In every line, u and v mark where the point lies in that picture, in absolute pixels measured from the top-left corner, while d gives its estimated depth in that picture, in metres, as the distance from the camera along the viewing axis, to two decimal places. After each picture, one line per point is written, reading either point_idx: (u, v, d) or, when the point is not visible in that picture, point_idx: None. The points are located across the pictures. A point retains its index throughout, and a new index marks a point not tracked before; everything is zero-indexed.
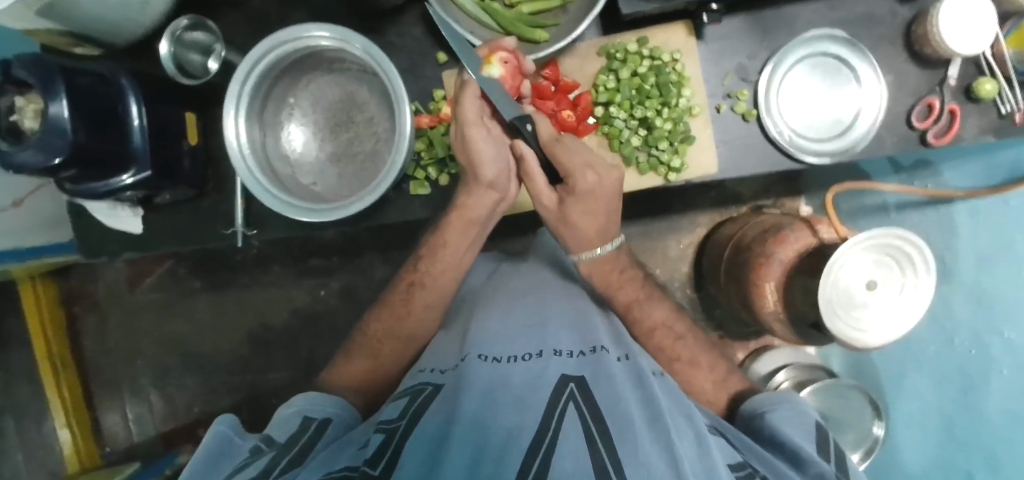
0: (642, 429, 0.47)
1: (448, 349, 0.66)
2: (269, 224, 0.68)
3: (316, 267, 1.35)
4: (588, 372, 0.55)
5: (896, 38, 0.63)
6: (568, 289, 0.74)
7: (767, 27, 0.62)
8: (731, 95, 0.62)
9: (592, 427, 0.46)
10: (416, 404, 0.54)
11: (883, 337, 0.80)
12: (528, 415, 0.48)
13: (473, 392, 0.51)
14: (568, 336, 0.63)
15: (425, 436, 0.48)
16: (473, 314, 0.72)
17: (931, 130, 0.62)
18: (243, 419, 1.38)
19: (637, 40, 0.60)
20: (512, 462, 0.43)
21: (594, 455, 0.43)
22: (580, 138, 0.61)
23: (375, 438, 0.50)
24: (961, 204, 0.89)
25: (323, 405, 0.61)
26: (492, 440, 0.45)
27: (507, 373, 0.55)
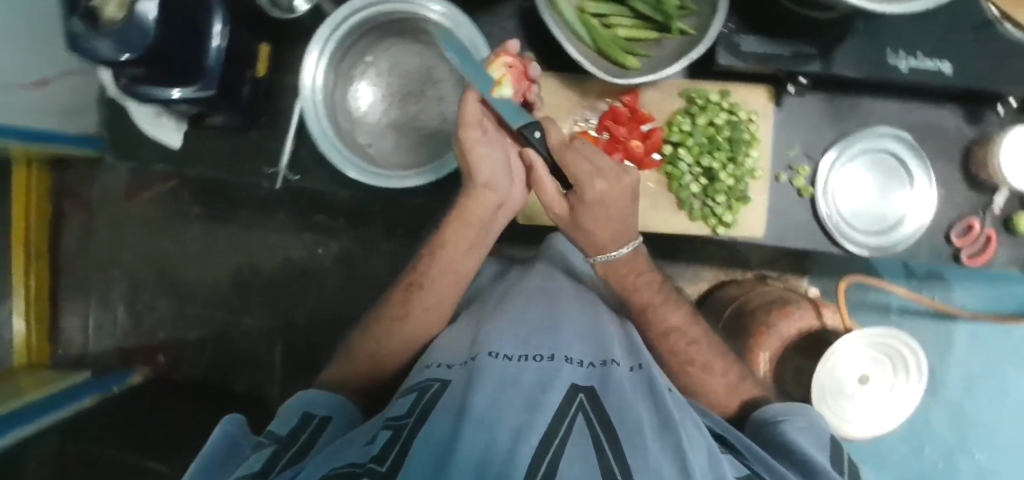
0: (651, 438, 0.48)
1: (456, 344, 0.64)
2: (313, 172, 0.69)
3: (320, 225, 1.33)
4: (597, 383, 0.55)
5: (955, 155, 0.65)
6: (582, 293, 0.72)
7: (842, 112, 0.63)
8: (793, 167, 0.63)
9: (600, 437, 0.47)
10: (424, 402, 0.53)
11: (861, 429, 0.86)
12: (539, 416, 0.48)
13: (485, 391, 0.50)
14: (580, 343, 0.62)
15: (432, 435, 0.46)
16: (488, 311, 0.70)
17: (966, 249, 0.64)
18: (207, 354, 1.35)
19: (720, 91, 0.61)
20: (522, 462, 0.43)
21: (603, 464, 0.44)
22: (642, 171, 0.61)
23: (382, 434, 0.49)
24: (965, 325, 0.95)
25: (323, 402, 0.59)
26: (501, 440, 0.45)
27: (519, 373, 0.54)
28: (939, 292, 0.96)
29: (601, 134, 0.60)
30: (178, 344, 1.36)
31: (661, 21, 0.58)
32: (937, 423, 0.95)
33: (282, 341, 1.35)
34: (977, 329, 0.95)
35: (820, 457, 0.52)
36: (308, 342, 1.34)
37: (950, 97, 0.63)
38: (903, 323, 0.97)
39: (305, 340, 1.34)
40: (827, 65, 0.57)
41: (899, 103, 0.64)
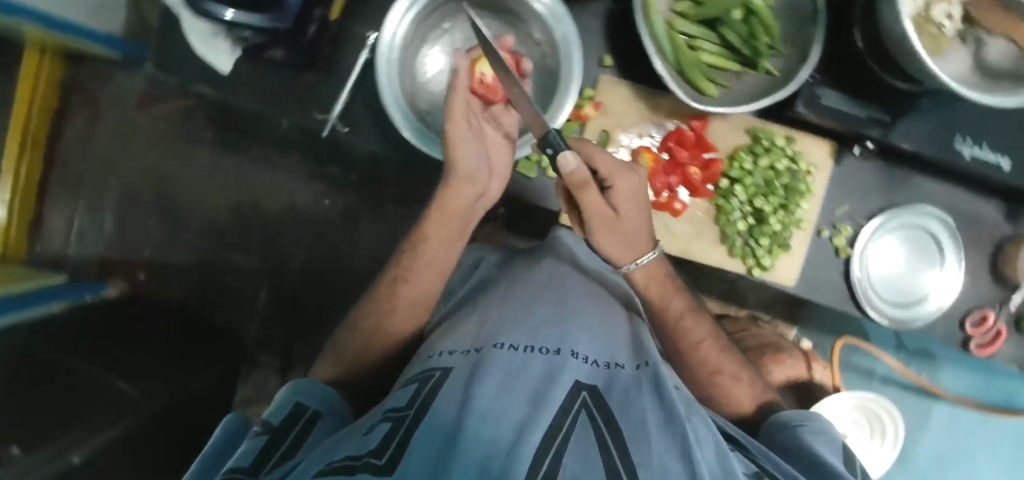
0: (655, 434, 0.44)
1: (462, 333, 0.58)
2: (361, 127, 0.68)
3: (332, 176, 1.28)
4: (601, 383, 0.50)
5: (986, 248, 0.67)
6: (590, 291, 0.67)
7: (895, 184, 0.64)
8: (835, 225, 0.64)
9: (603, 433, 0.42)
10: (426, 391, 0.46)
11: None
12: (546, 411, 0.43)
13: (490, 386, 0.44)
14: (589, 339, 0.56)
15: (436, 425, 0.41)
16: (491, 297, 0.64)
17: (976, 338, 0.66)
18: (190, 282, 1.32)
19: (786, 137, 0.61)
20: (526, 454, 0.37)
21: (608, 463, 0.39)
22: (694, 199, 0.62)
23: (381, 426, 0.42)
24: (943, 405, 0.98)
25: (318, 390, 0.54)
26: (504, 435, 0.39)
27: (524, 365, 0.49)
28: (926, 369, 0.99)
29: (662, 154, 0.61)
30: (161, 266, 1.32)
31: (747, 56, 0.58)
32: None
33: (269, 284, 1.32)
34: (953, 411, 0.98)
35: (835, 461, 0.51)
36: (296, 290, 1.31)
37: (996, 193, 0.64)
38: (884, 391, 1.00)
39: (293, 288, 1.31)
40: (887, 134, 0.57)
41: (947, 187, 0.65)
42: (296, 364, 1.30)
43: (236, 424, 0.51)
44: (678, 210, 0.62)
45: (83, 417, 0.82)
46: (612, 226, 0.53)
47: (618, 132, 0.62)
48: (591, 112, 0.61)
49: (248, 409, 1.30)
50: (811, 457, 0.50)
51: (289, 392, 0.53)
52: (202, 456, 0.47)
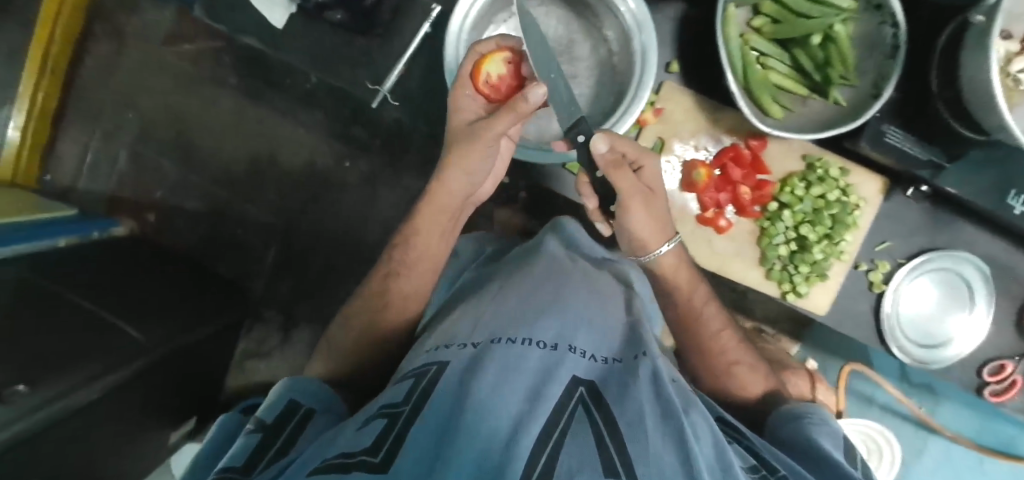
0: (654, 428, 0.40)
1: (460, 324, 0.54)
2: (411, 102, 0.66)
3: (356, 138, 1.26)
4: (599, 379, 0.46)
5: (1016, 299, 0.67)
6: (591, 283, 0.63)
7: (939, 227, 0.64)
8: (874, 260, 0.64)
9: (602, 429, 0.39)
10: (424, 383, 0.44)
11: None
12: (542, 410, 0.39)
13: (485, 383, 0.41)
14: (587, 332, 0.52)
15: (428, 424, 0.38)
16: (493, 289, 0.61)
17: (992, 386, 0.67)
18: (200, 228, 1.30)
19: (841, 169, 0.61)
20: (521, 454, 0.35)
21: (605, 460, 0.36)
22: (740, 218, 0.62)
23: (377, 422, 0.41)
24: (939, 439, 1.00)
25: (312, 387, 0.54)
26: (499, 433, 0.36)
27: (521, 357, 0.45)
28: (927, 402, 1.00)
29: (715, 169, 0.60)
30: (172, 209, 1.30)
31: (818, 83, 0.57)
32: None
33: (279, 240, 1.30)
34: (945, 446, 1.00)
35: (837, 454, 0.50)
36: (306, 249, 1.30)
37: None
38: (881, 419, 1.02)
39: (303, 247, 1.30)
40: (936, 176, 0.58)
41: (988, 235, 0.65)
42: (299, 323, 1.30)
43: (232, 421, 0.52)
44: (723, 227, 0.62)
45: (88, 357, 0.81)
46: (651, 203, 0.54)
47: (673, 141, 0.61)
48: (650, 118, 0.60)
49: (246, 362, 1.30)
50: (813, 452, 0.50)
51: (283, 389, 0.54)
52: (201, 453, 0.48)
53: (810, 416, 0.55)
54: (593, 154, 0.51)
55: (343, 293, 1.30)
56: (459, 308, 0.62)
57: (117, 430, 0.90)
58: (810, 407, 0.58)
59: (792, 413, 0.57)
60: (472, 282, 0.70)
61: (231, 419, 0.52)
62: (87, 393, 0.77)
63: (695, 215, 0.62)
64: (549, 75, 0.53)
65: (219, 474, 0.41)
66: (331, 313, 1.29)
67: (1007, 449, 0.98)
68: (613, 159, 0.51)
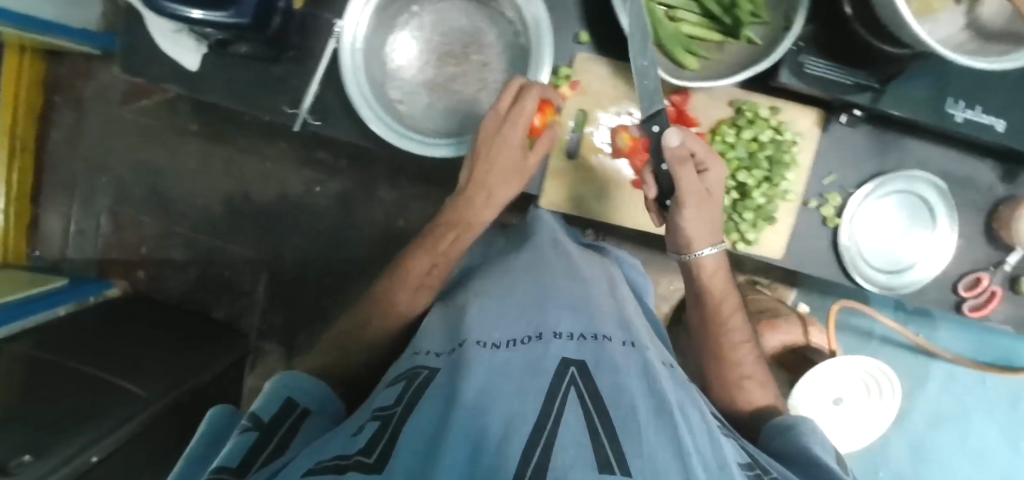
0: (647, 419, 0.39)
1: (442, 330, 0.54)
2: (335, 121, 0.64)
3: (321, 161, 1.26)
4: (589, 358, 0.44)
5: (981, 210, 0.65)
6: (580, 262, 0.62)
7: (884, 149, 0.62)
8: (823, 194, 0.62)
9: (594, 415, 0.38)
10: (415, 388, 0.45)
11: (861, 438, 0.88)
12: (530, 403, 0.38)
13: (472, 382, 0.40)
14: (571, 313, 0.51)
15: (420, 429, 0.38)
16: (475, 287, 0.60)
17: (970, 300, 0.66)
18: (189, 276, 1.32)
19: (771, 108, 0.59)
20: (512, 448, 0.34)
21: (597, 446, 0.34)
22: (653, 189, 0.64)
23: (370, 425, 0.41)
24: (942, 363, 0.98)
25: (308, 385, 0.54)
26: (493, 426, 0.36)
27: (508, 359, 0.44)
28: (925, 328, 0.98)
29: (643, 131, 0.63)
30: (159, 262, 1.32)
31: (730, 24, 0.55)
32: (896, 455, 0.98)
33: (267, 273, 1.31)
34: (955, 371, 0.98)
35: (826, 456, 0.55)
36: (294, 280, 1.31)
37: (994, 152, 0.63)
38: (883, 352, 1.00)
39: (290, 277, 1.31)
40: (875, 100, 0.56)
41: (939, 150, 0.63)
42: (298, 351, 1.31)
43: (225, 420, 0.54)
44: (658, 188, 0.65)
45: (88, 421, 0.85)
46: (708, 201, 0.54)
47: (596, 112, 0.65)
48: (567, 93, 0.63)
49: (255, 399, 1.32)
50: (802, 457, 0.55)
51: (277, 384, 0.54)
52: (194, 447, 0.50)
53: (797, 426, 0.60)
54: (664, 146, 0.50)
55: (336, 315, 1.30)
56: (431, 314, 0.61)
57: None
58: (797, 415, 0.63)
59: (783, 426, 0.61)
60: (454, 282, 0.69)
61: (223, 415, 0.55)
62: (89, 454, 0.79)
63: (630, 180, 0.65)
64: (643, 63, 0.51)
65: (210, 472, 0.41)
66: None
67: (1018, 362, 0.95)
68: (680, 155, 0.51)
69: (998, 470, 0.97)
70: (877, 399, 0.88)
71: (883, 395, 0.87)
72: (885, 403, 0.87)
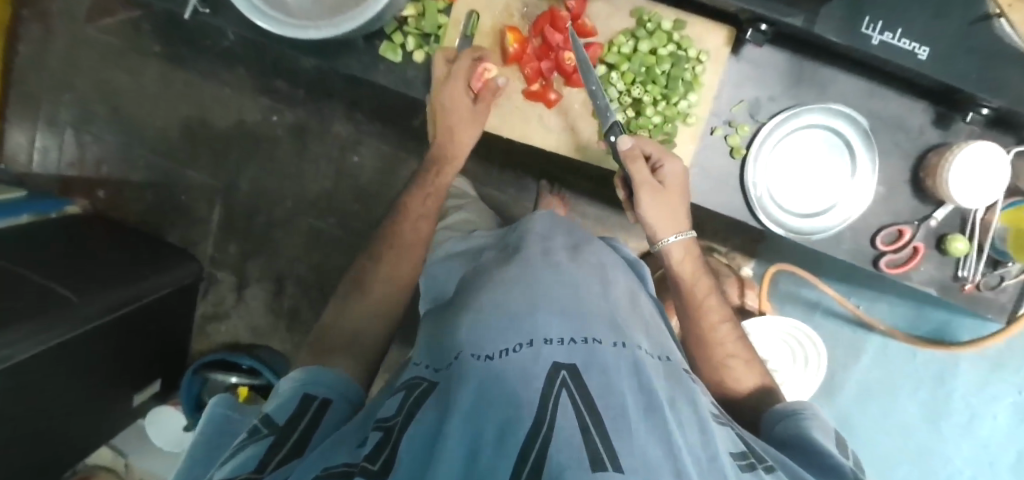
0: (637, 417, 0.38)
1: (434, 334, 0.55)
2: (227, 12, 0.63)
3: (280, 91, 1.25)
4: (580, 360, 0.42)
5: (910, 155, 0.62)
6: (590, 259, 0.59)
7: (800, 79, 0.60)
8: (732, 123, 0.61)
9: (585, 416, 0.37)
10: (415, 397, 0.45)
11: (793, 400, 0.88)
12: (523, 412, 0.37)
13: (467, 393, 0.40)
14: (563, 318, 0.47)
15: (419, 431, 0.39)
16: (467, 296, 0.56)
17: (889, 255, 0.63)
18: (147, 199, 1.32)
19: (674, 20, 0.58)
20: (511, 449, 0.35)
21: (590, 447, 0.34)
22: (547, 107, 0.63)
23: (373, 435, 0.42)
24: (877, 336, 1.00)
25: (326, 379, 0.52)
26: (487, 433, 0.37)
27: (501, 371, 0.42)
28: (866, 300, 0.99)
29: (535, 37, 0.61)
30: (119, 184, 1.33)
31: None
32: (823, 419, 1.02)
33: (222, 202, 1.31)
34: (887, 343, 1.00)
35: (828, 444, 0.50)
36: (249, 210, 1.31)
37: (925, 92, 0.59)
38: (824, 323, 1.03)
39: (246, 208, 1.31)
40: (809, 24, 0.52)
41: (867, 85, 0.60)
42: (251, 282, 1.32)
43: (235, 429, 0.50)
44: (552, 100, 0.62)
45: (29, 316, 0.86)
46: (661, 194, 0.58)
47: (487, 13, 0.62)
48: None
49: (208, 326, 1.34)
50: (802, 444, 0.50)
51: (288, 384, 0.52)
52: (193, 456, 0.48)
53: (802, 412, 0.55)
54: (618, 150, 0.58)
55: (287, 247, 1.31)
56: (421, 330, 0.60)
57: (71, 385, 0.96)
58: (799, 400, 0.57)
59: (783, 412, 0.56)
60: (445, 298, 0.63)
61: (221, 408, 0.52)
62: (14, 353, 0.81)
63: (523, 90, 0.63)
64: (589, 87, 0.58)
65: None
66: (279, 268, 1.32)
67: (950, 338, 0.94)
68: (630, 154, 0.58)
69: (919, 443, 1.00)
70: (803, 368, 0.89)
71: (809, 364, 0.89)
72: (810, 373, 0.88)
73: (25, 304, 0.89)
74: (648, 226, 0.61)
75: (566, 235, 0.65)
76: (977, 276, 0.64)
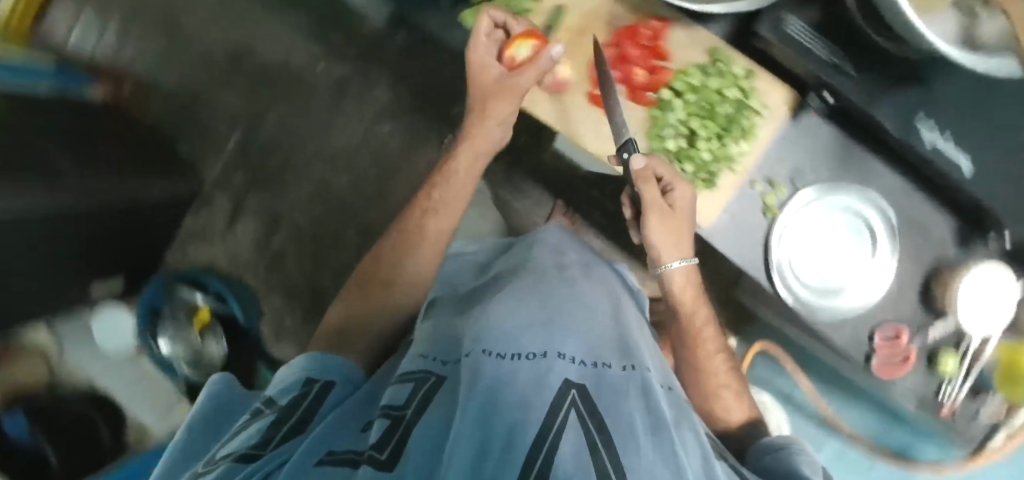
0: (644, 439, 0.37)
1: (444, 335, 0.55)
2: None
3: (334, 44, 1.26)
4: (590, 382, 0.41)
5: (926, 263, 0.64)
6: (611, 294, 0.61)
7: (847, 159, 0.63)
8: (772, 182, 0.63)
9: (593, 434, 0.35)
10: (425, 389, 0.44)
11: None
12: (529, 416, 0.36)
13: (478, 391, 0.38)
14: (578, 338, 0.47)
15: (428, 431, 0.37)
16: (483, 303, 0.57)
17: (879, 354, 0.63)
18: (169, 107, 1.31)
19: (746, 69, 0.61)
20: (518, 456, 0.32)
21: (597, 464, 0.33)
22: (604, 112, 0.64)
23: (380, 421, 0.41)
24: (839, 440, 1.01)
25: (325, 360, 0.54)
26: (497, 434, 0.34)
27: (509, 374, 0.41)
28: (837, 402, 1.01)
29: (613, 47, 0.64)
30: (146, 84, 1.31)
31: None
32: None
33: (242, 132, 1.30)
34: (846, 450, 1.00)
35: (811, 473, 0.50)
36: (266, 147, 1.30)
37: (954, 207, 0.62)
38: (793, 416, 1.02)
39: (264, 144, 1.30)
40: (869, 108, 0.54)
41: (901, 184, 0.63)
42: (244, 215, 1.30)
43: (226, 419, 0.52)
44: (611, 109, 0.63)
45: (22, 176, 0.84)
46: (669, 217, 0.60)
47: (573, 8, 0.65)
48: None
49: (187, 247, 1.32)
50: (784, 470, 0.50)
51: (287, 372, 0.53)
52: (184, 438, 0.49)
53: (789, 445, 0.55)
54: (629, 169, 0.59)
55: (292, 193, 1.29)
56: (430, 315, 0.63)
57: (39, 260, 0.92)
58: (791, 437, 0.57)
59: (772, 445, 0.56)
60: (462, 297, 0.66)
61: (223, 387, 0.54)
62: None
63: (586, 93, 0.64)
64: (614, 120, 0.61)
65: (232, 459, 0.41)
66: (278, 211, 1.30)
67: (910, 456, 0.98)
68: (643, 175, 0.60)
69: None
70: None
71: None
72: None
73: (25, 167, 0.87)
74: (653, 247, 0.62)
75: (578, 253, 0.70)
76: (954, 403, 0.64)
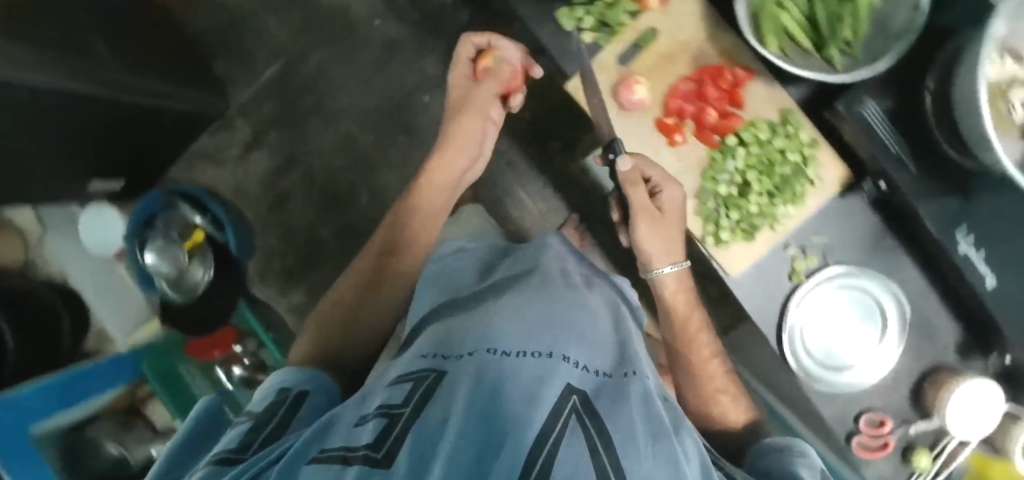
0: (643, 440, 0.37)
1: (444, 332, 0.54)
2: None
3: (397, 4, 1.25)
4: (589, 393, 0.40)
5: (924, 362, 0.66)
6: (618, 318, 0.60)
7: (879, 247, 0.66)
8: (804, 250, 0.66)
9: (594, 438, 0.34)
10: (425, 385, 0.43)
11: None
12: (532, 412, 0.34)
13: (479, 393, 0.38)
14: (580, 345, 0.48)
15: (426, 432, 0.36)
16: (488, 304, 0.56)
17: (862, 435, 0.65)
18: (215, 20, 1.28)
19: (811, 138, 0.63)
20: (523, 443, 0.31)
21: (597, 464, 0.31)
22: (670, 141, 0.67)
23: (377, 419, 0.39)
24: None
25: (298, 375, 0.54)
26: (501, 428, 0.33)
27: (512, 370, 0.40)
28: None
29: (694, 82, 0.67)
30: None
31: (825, 36, 0.61)
32: None
33: (283, 64, 1.28)
34: None
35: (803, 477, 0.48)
36: (303, 85, 1.28)
37: (963, 316, 0.64)
38: None
39: (301, 83, 1.28)
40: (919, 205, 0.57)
41: (919, 282, 0.66)
42: (263, 147, 1.28)
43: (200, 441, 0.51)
44: (677, 141, 0.67)
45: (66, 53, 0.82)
46: (657, 219, 0.63)
47: (665, 37, 0.68)
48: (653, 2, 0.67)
49: (197, 163, 1.29)
50: None
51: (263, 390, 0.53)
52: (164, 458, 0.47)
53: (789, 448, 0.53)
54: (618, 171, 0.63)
55: (316, 137, 1.28)
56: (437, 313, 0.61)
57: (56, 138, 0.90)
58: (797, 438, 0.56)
59: (776, 445, 0.55)
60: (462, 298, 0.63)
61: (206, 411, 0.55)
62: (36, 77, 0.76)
63: (658, 119, 0.67)
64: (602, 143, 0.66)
65: (210, 464, 0.40)
66: (297, 151, 1.28)
67: None
68: (632, 177, 0.62)
69: None
70: None
71: None
72: None
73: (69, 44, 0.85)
74: (643, 251, 0.64)
75: (578, 264, 0.71)
76: None
